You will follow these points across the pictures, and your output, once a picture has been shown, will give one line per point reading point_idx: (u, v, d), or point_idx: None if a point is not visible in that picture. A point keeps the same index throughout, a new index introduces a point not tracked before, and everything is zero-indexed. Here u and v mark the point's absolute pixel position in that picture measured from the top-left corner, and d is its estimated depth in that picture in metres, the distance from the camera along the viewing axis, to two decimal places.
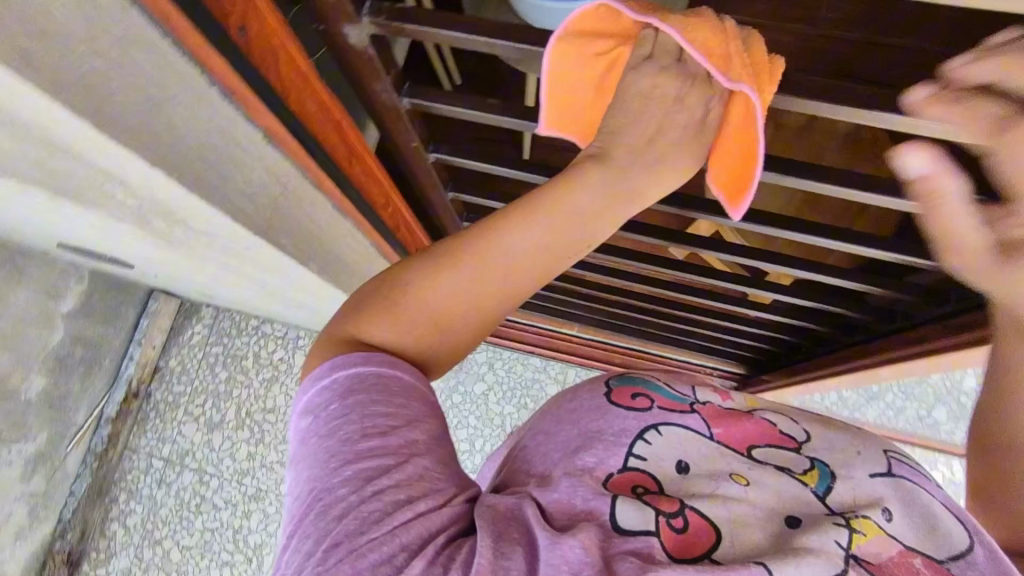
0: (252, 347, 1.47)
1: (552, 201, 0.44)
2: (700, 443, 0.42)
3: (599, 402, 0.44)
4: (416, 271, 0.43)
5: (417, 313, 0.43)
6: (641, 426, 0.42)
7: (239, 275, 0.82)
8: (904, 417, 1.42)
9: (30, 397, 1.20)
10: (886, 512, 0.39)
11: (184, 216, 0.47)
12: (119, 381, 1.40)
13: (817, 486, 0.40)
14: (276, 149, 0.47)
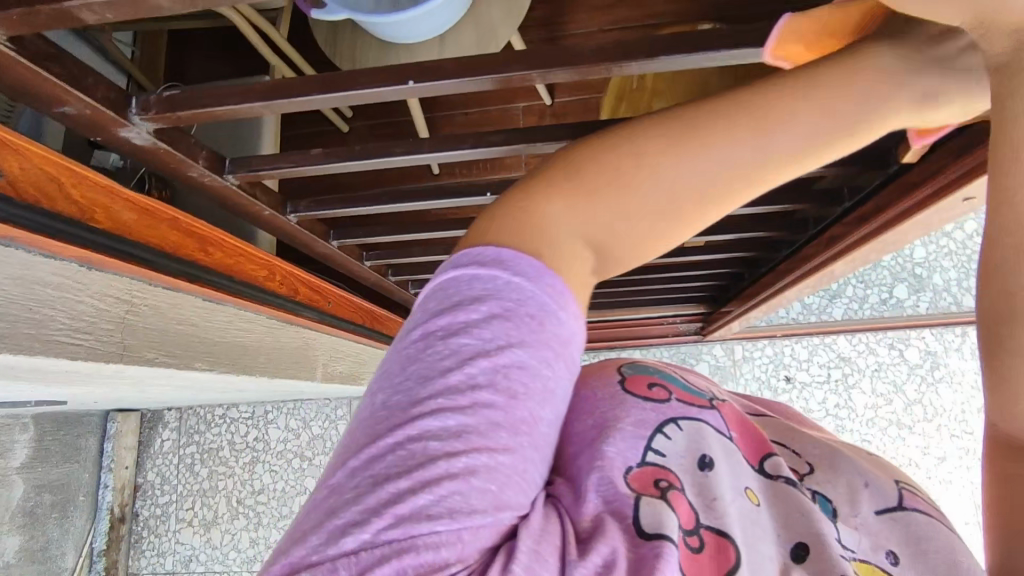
0: (224, 436, 1.44)
1: (768, 100, 0.30)
2: (724, 445, 0.34)
3: (609, 390, 0.34)
4: (599, 157, 0.30)
5: (578, 222, 0.30)
6: (661, 416, 0.33)
7: (158, 385, 0.80)
8: (869, 305, 1.41)
9: (9, 560, 1.17)
10: (891, 554, 0.37)
11: (26, 368, 0.45)
12: (100, 513, 1.37)
13: (822, 516, 0.36)
14: (101, 271, 0.45)
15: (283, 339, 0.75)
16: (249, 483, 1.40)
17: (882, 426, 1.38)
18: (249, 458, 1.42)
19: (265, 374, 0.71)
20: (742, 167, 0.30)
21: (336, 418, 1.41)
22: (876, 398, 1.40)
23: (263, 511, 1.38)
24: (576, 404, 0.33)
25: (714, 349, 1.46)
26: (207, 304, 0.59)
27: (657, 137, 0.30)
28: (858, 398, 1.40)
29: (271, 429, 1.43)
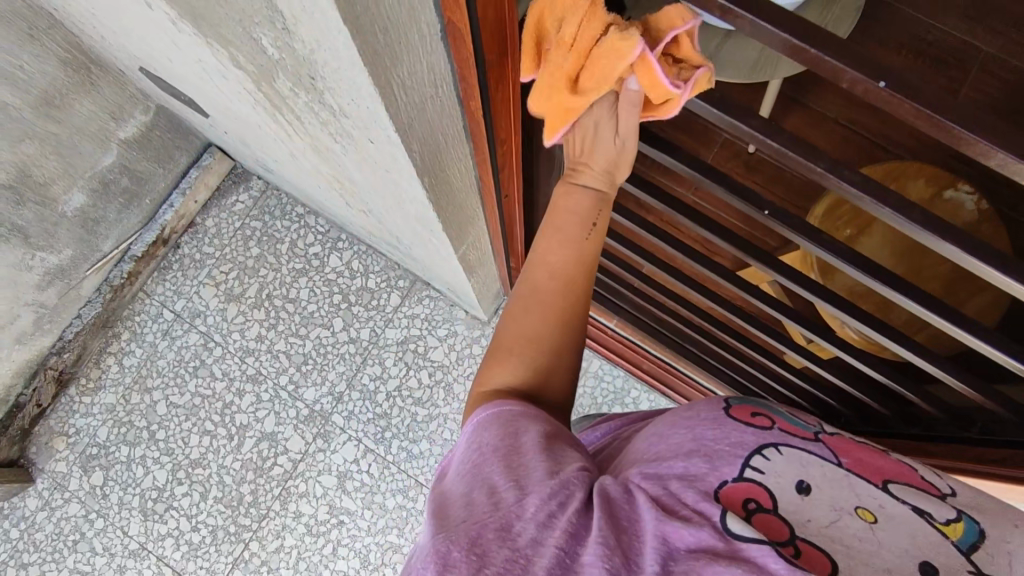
0: (290, 233, 1.42)
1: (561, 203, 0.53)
2: (827, 471, 0.36)
3: (717, 414, 0.40)
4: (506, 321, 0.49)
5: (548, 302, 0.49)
6: (761, 443, 0.37)
7: (324, 164, 0.77)
8: None
9: (68, 211, 1.18)
10: None
11: (329, 84, 0.42)
12: (153, 224, 1.37)
13: (960, 540, 0.33)
14: (446, 48, 0.42)
15: (467, 202, 0.72)
16: (287, 287, 1.40)
17: None
18: (300, 267, 1.41)
19: (438, 224, 0.68)
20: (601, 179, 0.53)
21: (394, 286, 1.39)
22: None
23: (283, 319, 1.38)
24: (694, 420, 0.40)
25: None
26: (460, 135, 0.55)
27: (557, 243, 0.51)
28: None
29: (333, 256, 1.41)
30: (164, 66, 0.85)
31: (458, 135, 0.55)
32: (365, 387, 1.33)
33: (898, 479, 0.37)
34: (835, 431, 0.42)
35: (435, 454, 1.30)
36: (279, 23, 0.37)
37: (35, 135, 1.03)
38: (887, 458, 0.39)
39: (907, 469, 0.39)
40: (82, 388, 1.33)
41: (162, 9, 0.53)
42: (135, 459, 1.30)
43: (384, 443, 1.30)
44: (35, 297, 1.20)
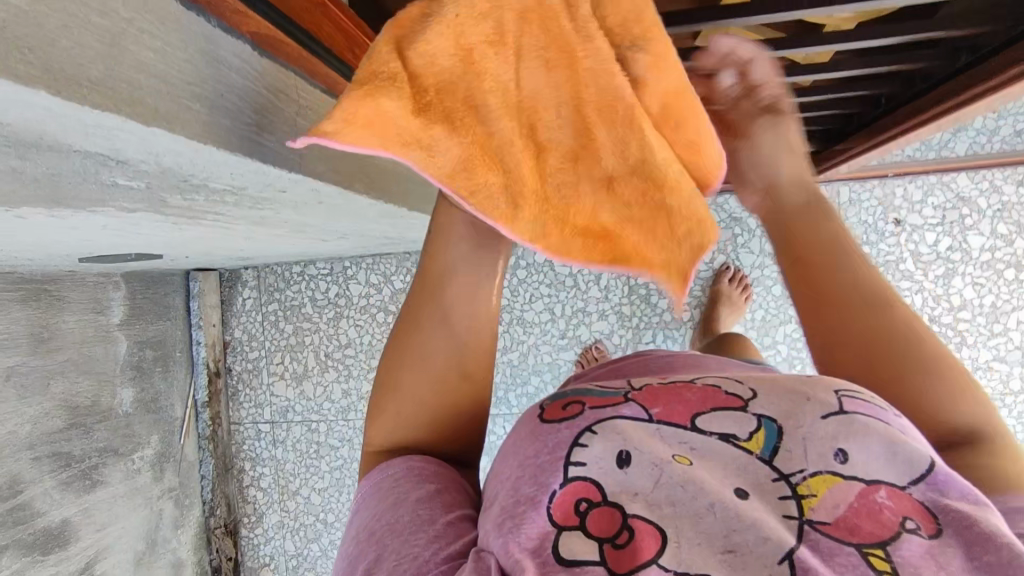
0: (304, 294, 1.42)
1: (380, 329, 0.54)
2: (642, 431, 0.39)
3: (530, 427, 0.41)
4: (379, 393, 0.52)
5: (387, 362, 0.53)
6: (574, 437, 0.39)
7: (276, 227, 0.74)
8: (1000, 137, 1.24)
9: (128, 409, 1.21)
10: (839, 454, 0.36)
11: (205, 176, 0.39)
12: (197, 368, 1.40)
13: (763, 450, 0.38)
14: (275, 62, 0.39)
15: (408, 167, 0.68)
16: (336, 337, 1.41)
17: (997, 268, 1.26)
18: (334, 313, 1.41)
19: (396, 205, 0.64)
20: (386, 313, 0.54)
21: None
22: (996, 240, 1.26)
23: (353, 365, 1.40)
24: (515, 452, 0.41)
25: (819, 191, 1.29)
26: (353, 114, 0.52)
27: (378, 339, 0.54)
28: (975, 241, 1.27)
29: (352, 285, 1.40)
30: (96, 247, 0.84)
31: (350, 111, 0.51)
32: None
33: (703, 409, 0.40)
34: (643, 381, 0.44)
35: (548, 382, 1.33)
36: (114, 162, 0.34)
37: (54, 373, 1.05)
38: (693, 388, 0.42)
39: (712, 391, 0.41)
40: (249, 526, 1.43)
41: (31, 214, 0.50)
42: (328, 546, 1.39)
43: (504, 401, 1.34)
44: (161, 488, 1.29)
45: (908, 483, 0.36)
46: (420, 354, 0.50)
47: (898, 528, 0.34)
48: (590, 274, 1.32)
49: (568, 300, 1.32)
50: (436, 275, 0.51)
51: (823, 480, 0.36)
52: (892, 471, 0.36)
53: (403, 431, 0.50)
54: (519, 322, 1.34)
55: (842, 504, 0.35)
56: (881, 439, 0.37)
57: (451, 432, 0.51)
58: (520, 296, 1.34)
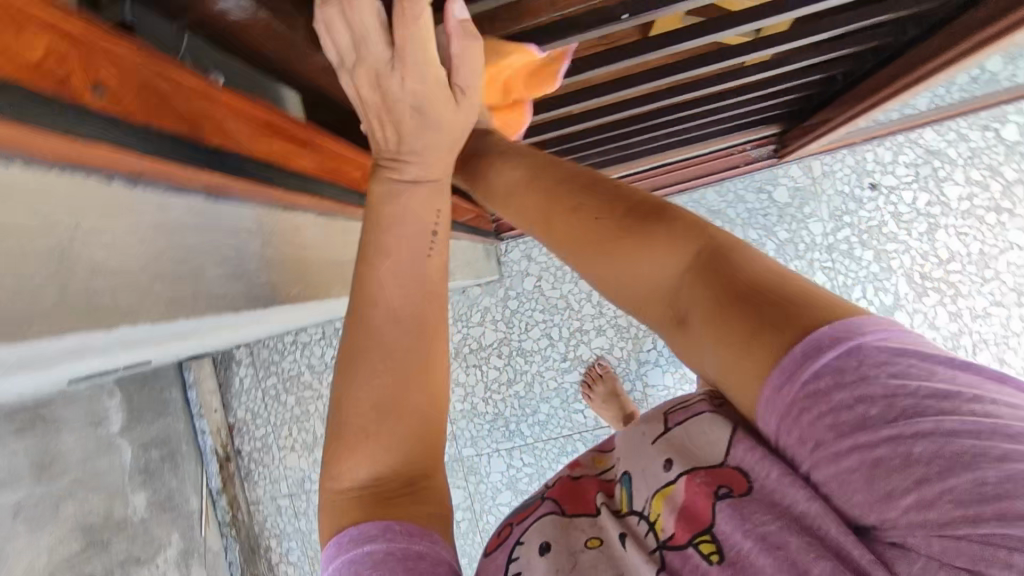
0: (301, 362, 1.41)
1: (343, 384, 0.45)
2: (533, 528, 0.40)
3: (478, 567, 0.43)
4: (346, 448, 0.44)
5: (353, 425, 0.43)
6: (501, 558, 0.40)
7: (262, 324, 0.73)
8: (959, 87, 1.25)
9: (143, 514, 1.19)
10: (667, 464, 0.38)
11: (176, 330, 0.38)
12: (207, 456, 1.38)
13: (629, 505, 0.39)
14: (226, 200, 0.38)
15: None
16: None
17: (978, 215, 1.27)
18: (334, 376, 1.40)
19: None
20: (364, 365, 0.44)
21: None
22: (971, 188, 1.27)
23: None
24: None
25: (791, 170, 1.32)
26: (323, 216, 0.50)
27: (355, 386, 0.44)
28: (952, 191, 1.28)
29: None
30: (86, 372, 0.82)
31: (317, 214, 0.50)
32: (463, 409, 1.34)
33: (591, 492, 0.42)
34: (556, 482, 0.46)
35: (557, 407, 1.31)
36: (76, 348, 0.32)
37: (62, 496, 1.03)
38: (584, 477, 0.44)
39: (594, 476, 0.44)
40: None
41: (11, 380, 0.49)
42: None
43: (518, 434, 1.32)
44: None
45: (722, 455, 0.35)
46: (375, 373, 0.44)
47: (715, 500, 0.34)
48: (581, 293, 1.32)
49: (563, 321, 1.32)
50: (373, 294, 0.45)
51: (661, 499, 0.37)
52: (708, 447, 0.36)
53: (379, 467, 0.43)
54: (519, 352, 1.33)
55: (683, 508, 0.35)
56: (697, 424, 0.38)
57: (433, 472, 0.44)
58: (516, 326, 1.33)
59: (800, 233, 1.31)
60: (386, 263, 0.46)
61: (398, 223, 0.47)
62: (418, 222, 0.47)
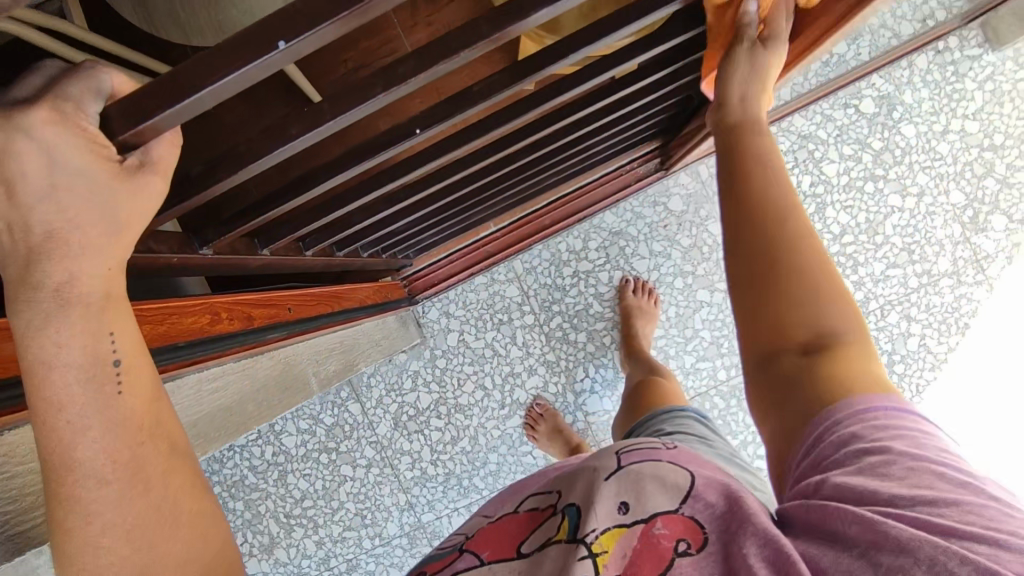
0: (239, 469, 1.33)
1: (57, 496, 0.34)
2: (477, 575, 0.49)
3: None
4: (85, 575, 0.35)
5: (92, 556, 0.35)
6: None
7: None
8: (813, 73, 1.32)
9: None
10: (623, 506, 0.48)
11: None
12: None
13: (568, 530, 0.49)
14: None
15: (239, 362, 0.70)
16: (289, 493, 1.33)
17: (858, 186, 1.34)
18: (278, 473, 1.33)
19: None
20: (88, 482, 0.34)
21: (342, 399, 1.33)
22: (846, 163, 1.34)
23: (316, 512, 1.32)
24: None
25: (681, 178, 1.35)
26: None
27: (86, 507, 0.35)
28: (830, 169, 1.34)
29: (284, 438, 1.33)
30: None
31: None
32: (414, 476, 1.32)
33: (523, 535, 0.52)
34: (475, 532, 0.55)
35: (507, 453, 1.31)
36: None
37: None
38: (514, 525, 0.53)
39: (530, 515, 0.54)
40: None
41: None
42: None
43: (473, 489, 1.31)
44: None
45: (680, 503, 0.47)
46: (101, 556, 0.35)
47: (673, 552, 0.44)
48: (506, 337, 1.33)
49: (493, 369, 1.32)
50: (69, 479, 0.34)
51: (612, 535, 0.47)
52: (668, 497, 0.48)
53: None
54: (457, 408, 1.32)
55: (627, 550, 0.46)
56: (655, 479, 0.50)
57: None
58: (449, 383, 1.33)
59: (702, 237, 1.35)
60: (66, 444, 0.34)
61: (64, 383, 0.34)
62: (91, 364, 0.35)
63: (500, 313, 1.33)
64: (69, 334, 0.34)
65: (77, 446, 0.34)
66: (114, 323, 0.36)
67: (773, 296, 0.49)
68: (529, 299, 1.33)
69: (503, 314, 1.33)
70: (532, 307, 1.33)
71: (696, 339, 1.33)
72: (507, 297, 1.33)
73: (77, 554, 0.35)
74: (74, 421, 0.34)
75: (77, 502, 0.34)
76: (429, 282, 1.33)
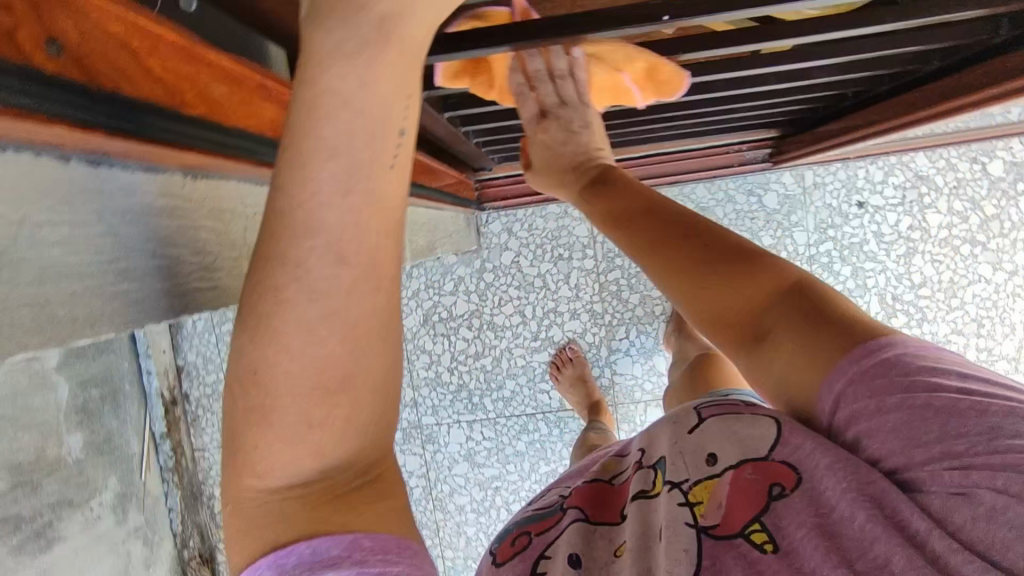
0: None
1: (274, 275, 0.26)
2: (582, 533, 0.49)
3: (492, 566, 0.53)
4: (281, 386, 0.27)
5: (294, 367, 0.27)
6: (529, 566, 0.49)
7: None
8: None
9: (79, 455, 1.12)
10: (711, 458, 0.46)
11: None
12: (151, 398, 1.31)
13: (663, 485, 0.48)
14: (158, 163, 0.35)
15: None
16: None
17: (954, 245, 1.29)
18: None
19: None
20: (317, 269, 0.26)
21: None
22: (952, 218, 1.29)
23: None
24: None
25: (784, 176, 1.29)
26: (249, 183, 0.45)
27: (304, 300, 0.26)
28: (933, 219, 1.29)
29: None
30: None
31: (236, 175, 0.42)
32: (427, 376, 1.31)
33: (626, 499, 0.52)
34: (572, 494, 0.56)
35: (523, 385, 1.30)
36: None
37: None
38: (616, 492, 0.53)
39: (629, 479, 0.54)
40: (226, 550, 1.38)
41: None
42: None
43: (479, 408, 1.31)
44: (126, 530, 1.21)
45: (768, 449, 0.43)
46: (298, 393, 0.27)
47: (768, 497, 0.42)
48: (559, 274, 1.29)
49: (536, 300, 1.29)
50: (301, 278, 0.26)
51: (705, 487, 0.45)
52: (753, 440, 0.45)
53: (325, 445, 0.29)
54: (489, 326, 1.30)
55: (722, 499, 0.44)
56: (737, 423, 0.47)
57: (375, 494, 0.32)
58: (489, 300, 1.30)
59: (784, 241, 1.30)
60: (315, 237, 0.25)
61: (343, 149, 0.25)
62: (375, 145, 0.25)
63: (562, 249, 1.29)
64: (366, 90, 0.25)
65: (318, 214, 0.25)
66: (415, 92, 0.27)
67: (724, 279, 0.47)
68: (595, 244, 1.28)
69: (565, 250, 1.29)
70: (595, 253, 1.28)
71: None
72: (574, 234, 1.29)
73: (277, 354, 0.27)
74: (321, 183, 0.25)
75: (293, 289, 0.26)
76: (500, 195, 1.27)
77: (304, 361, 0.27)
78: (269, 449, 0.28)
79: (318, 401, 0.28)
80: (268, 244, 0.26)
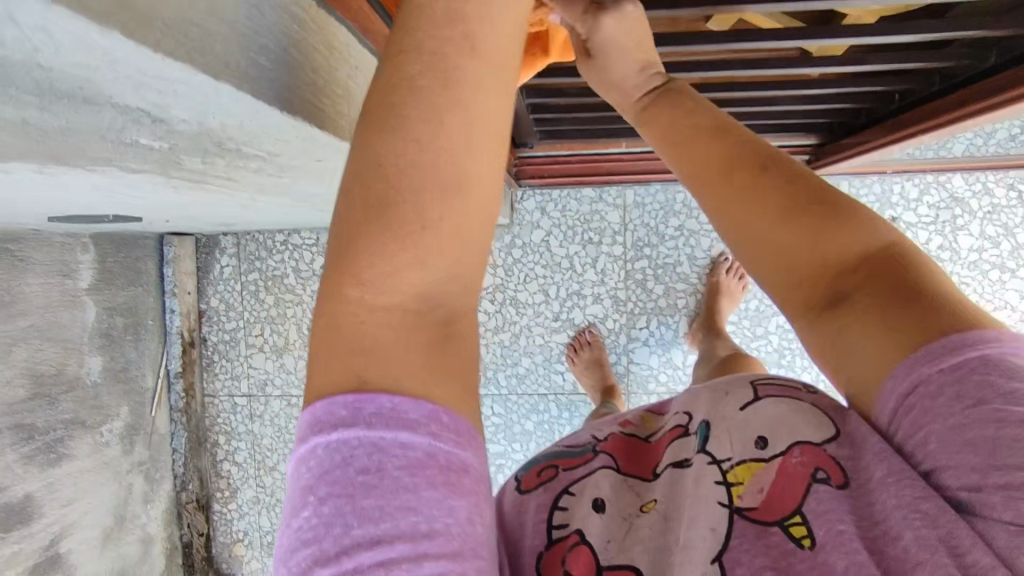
0: (287, 264, 1.34)
1: (404, 61, 0.30)
2: (610, 481, 0.44)
3: (511, 492, 0.47)
4: (395, 178, 0.31)
5: (411, 157, 0.30)
6: (551, 501, 0.43)
7: (286, 196, 0.68)
8: (995, 141, 1.26)
9: (96, 379, 1.13)
10: (760, 437, 0.41)
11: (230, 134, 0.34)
12: (171, 337, 1.32)
13: (697, 448, 0.42)
14: None
15: None
16: None
17: (983, 269, 1.29)
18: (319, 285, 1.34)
19: None
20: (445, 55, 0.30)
21: None
22: (982, 241, 1.29)
23: None
24: (504, 520, 0.45)
25: None
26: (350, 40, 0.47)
27: (427, 85, 0.30)
28: (963, 241, 1.29)
29: None
30: (72, 209, 0.75)
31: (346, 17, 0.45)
32: None
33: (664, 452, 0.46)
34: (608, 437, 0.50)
35: (539, 364, 1.31)
36: (148, 116, 0.29)
37: (15, 341, 0.96)
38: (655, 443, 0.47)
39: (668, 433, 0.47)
40: (223, 499, 1.37)
41: (23, 169, 0.44)
42: None
43: (492, 382, 1.31)
44: (131, 461, 1.22)
45: (826, 442, 0.39)
46: (415, 193, 0.31)
47: (811, 480, 0.37)
48: (587, 257, 1.30)
49: (562, 281, 1.30)
50: (429, 63, 0.30)
51: (749, 467, 0.40)
52: (810, 431, 0.40)
53: (425, 256, 0.32)
54: (512, 302, 1.31)
55: (768, 483, 0.38)
56: (796, 411, 0.41)
57: (451, 351, 0.34)
58: (514, 277, 1.31)
59: None
60: (452, 25, 0.30)
61: None
62: None
63: (592, 233, 1.30)
64: None
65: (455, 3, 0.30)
66: None
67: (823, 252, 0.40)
68: (626, 231, 1.29)
69: (595, 234, 1.30)
70: (624, 240, 1.29)
71: (763, 340, 1.30)
72: (605, 220, 1.30)
73: (396, 140, 0.30)
74: None
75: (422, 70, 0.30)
76: (539, 172, 1.25)
77: (420, 149, 0.30)
78: (374, 246, 0.31)
79: (429, 194, 0.31)
80: (404, 37, 0.30)
